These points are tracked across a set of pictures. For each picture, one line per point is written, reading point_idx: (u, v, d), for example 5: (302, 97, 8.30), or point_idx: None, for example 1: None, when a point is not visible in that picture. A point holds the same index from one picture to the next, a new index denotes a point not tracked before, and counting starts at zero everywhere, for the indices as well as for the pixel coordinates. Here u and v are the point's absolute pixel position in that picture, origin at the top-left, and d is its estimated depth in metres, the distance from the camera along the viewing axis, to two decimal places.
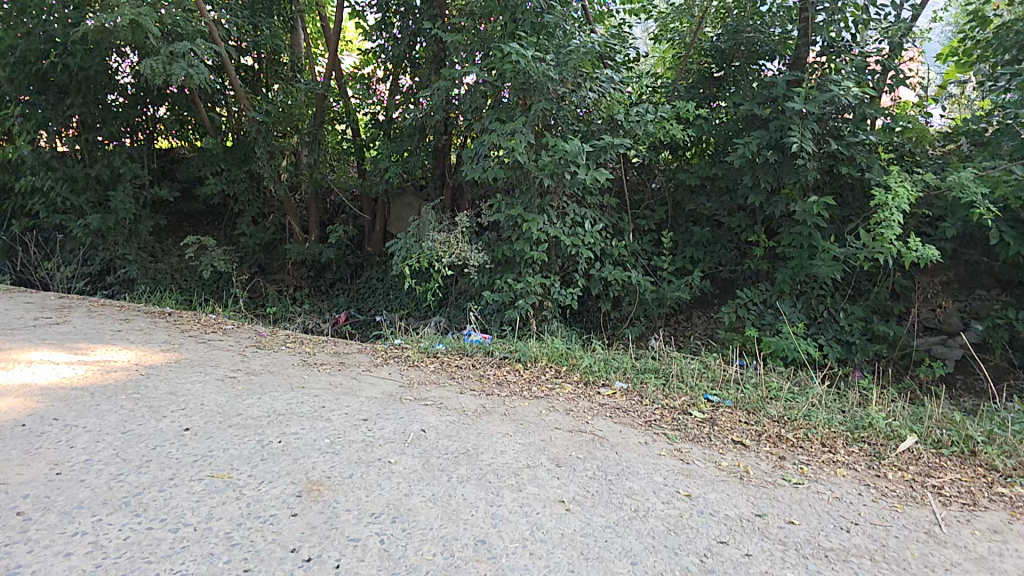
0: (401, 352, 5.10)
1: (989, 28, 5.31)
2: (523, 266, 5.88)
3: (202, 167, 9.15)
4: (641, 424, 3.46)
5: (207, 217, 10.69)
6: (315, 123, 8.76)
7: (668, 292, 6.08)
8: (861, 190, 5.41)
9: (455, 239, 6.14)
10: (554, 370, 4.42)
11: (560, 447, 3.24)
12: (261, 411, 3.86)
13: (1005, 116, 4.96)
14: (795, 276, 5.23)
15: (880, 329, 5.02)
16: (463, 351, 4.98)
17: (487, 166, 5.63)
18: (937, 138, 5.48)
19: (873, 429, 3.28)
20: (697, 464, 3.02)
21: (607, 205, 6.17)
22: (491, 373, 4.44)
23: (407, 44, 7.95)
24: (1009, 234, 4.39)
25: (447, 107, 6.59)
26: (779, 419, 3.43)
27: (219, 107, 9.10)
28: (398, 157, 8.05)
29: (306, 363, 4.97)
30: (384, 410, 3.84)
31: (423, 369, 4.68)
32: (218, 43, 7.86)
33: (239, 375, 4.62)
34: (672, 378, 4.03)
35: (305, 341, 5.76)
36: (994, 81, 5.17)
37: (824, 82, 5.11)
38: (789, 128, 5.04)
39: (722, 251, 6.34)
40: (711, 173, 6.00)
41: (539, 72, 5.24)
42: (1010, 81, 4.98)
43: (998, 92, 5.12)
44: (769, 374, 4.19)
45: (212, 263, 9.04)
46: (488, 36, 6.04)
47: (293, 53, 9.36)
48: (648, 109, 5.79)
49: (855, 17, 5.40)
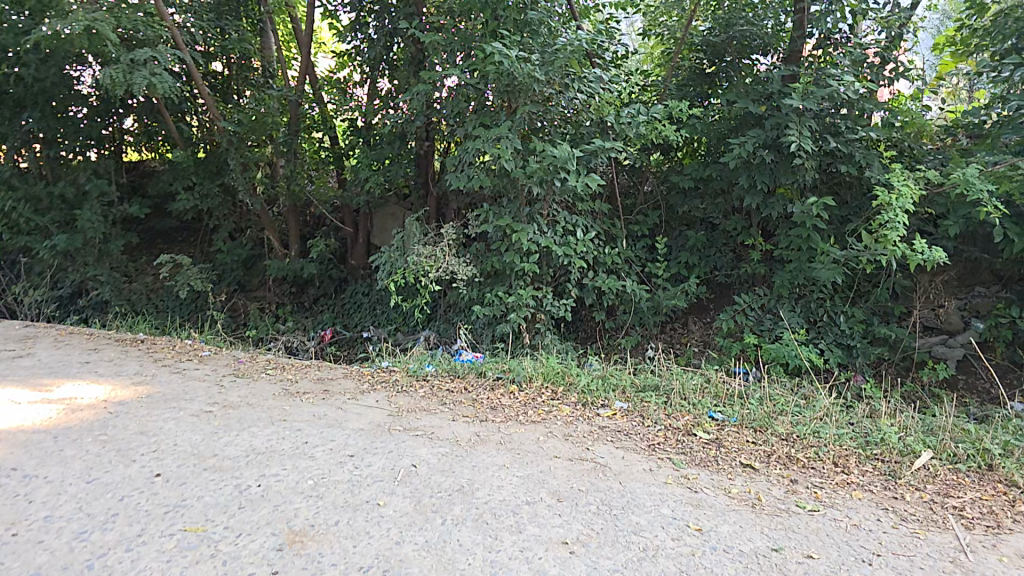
0: (389, 376, 4.88)
1: (985, 16, 5.25)
2: (513, 278, 5.68)
3: (173, 181, 8.88)
4: (645, 448, 3.26)
5: (183, 233, 10.46)
6: (291, 131, 8.53)
7: (663, 299, 5.92)
8: (859, 189, 5.30)
9: (441, 252, 5.92)
10: (551, 390, 4.22)
11: (560, 479, 3.02)
12: (238, 451, 3.66)
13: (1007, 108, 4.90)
14: (793, 280, 5.12)
15: (881, 331, 4.91)
16: (453, 373, 4.76)
17: (472, 174, 5.42)
18: (937, 131, 5.39)
19: (887, 445, 3.00)
20: (705, 493, 2.77)
21: (598, 211, 6.00)
22: (484, 396, 4.22)
23: (384, 46, 7.74)
24: (1014, 230, 4.27)
25: (430, 112, 6.35)
26: (788, 437, 3.19)
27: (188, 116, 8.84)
28: (379, 166, 7.77)
29: (289, 393, 4.74)
30: (371, 444, 3.63)
31: (413, 394, 4.45)
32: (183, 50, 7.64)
33: (216, 410, 4.41)
34: (675, 395, 3.85)
35: (287, 367, 5.53)
36: (997, 71, 5.10)
37: (823, 76, 5.01)
38: (787, 126, 4.93)
39: (717, 254, 6.20)
40: (705, 175, 5.87)
41: (524, 74, 5.05)
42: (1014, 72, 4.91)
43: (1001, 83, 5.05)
44: (773, 386, 4.03)
45: (188, 283, 8.74)
46: (468, 38, 5.85)
47: (265, 58, 9.11)
48: (639, 110, 5.61)
49: (853, 8, 5.36)
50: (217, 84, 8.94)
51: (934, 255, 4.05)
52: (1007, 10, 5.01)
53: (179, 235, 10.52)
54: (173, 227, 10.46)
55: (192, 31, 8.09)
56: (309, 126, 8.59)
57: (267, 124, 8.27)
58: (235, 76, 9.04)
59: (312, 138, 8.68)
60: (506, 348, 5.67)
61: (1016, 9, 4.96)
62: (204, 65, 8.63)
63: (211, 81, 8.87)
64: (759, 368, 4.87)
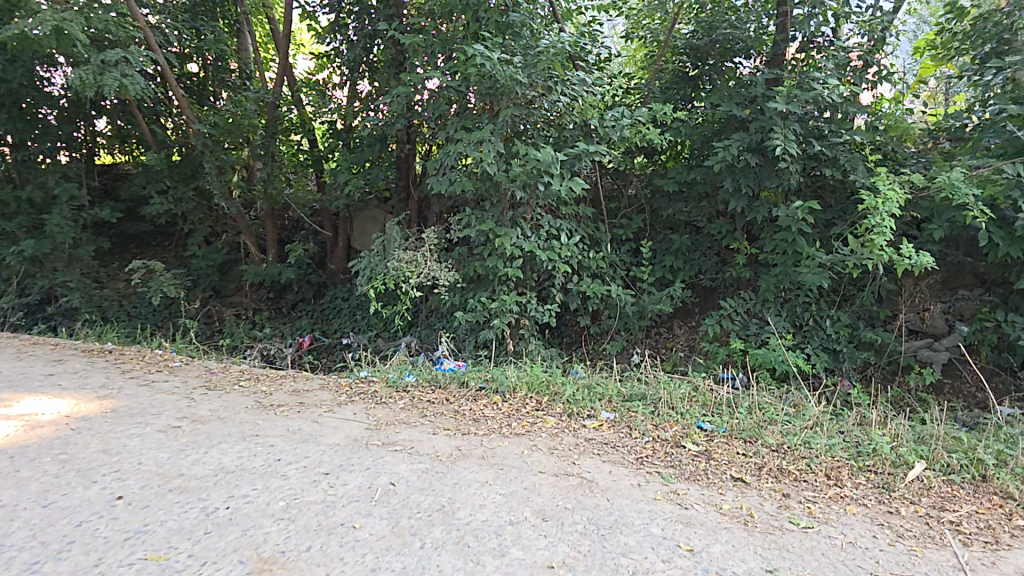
0: (368, 387, 4.71)
1: (965, 20, 5.26)
2: (496, 283, 5.56)
3: (145, 185, 8.53)
4: (633, 461, 3.14)
5: (156, 237, 10.22)
6: (268, 133, 8.29)
7: (649, 304, 5.82)
8: (843, 192, 5.28)
9: (422, 257, 5.77)
10: (535, 400, 4.09)
11: (545, 497, 2.89)
12: (207, 470, 3.48)
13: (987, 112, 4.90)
14: (779, 284, 5.07)
15: (867, 335, 4.87)
16: (435, 383, 4.60)
17: (454, 178, 5.28)
18: (919, 135, 5.38)
19: (879, 456, 2.90)
20: (696, 509, 2.65)
21: (583, 215, 5.91)
22: (467, 408, 4.08)
23: (363, 47, 7.56)
24: (999, 234, 4.26)
25: (410, 115, 6.21)
26: (779, 448, 3.08)
27: (162, 118, 8.60)
28: (358, 169, 7.58)
29: (262, 406, 4.55)
30: (347, 461, 3.47)
31: (392, 406, 4.29)
32: (157, 50, 7.46)
33: (185, 425, 4.22)
34: (663, 404, 3.74)
35: (261, 378, 5.34)
36: (979, 74, 5.04)
37: (806, 80, 4.99)
38: (771, 129, 4.89)
39: (702, 258, 6.14)
40: (689, 178, 5.81)
41: (506, 76, 4.94)
42: (996, 76, 4.90)
43: (984, 86, 4.98)
44: (762, 393, 3.95)
45: (161, 289, 8.46)
46: (448, 39, 5.72)
47: (242, 59, 8.92)
48: (623, 113, 5.52)
49: (835, 11, 5.27)
50: (192, 86, 8.66)
51: (922, 260, 4.00)
52: (987, 13, 5.03)
53: (153, 240, 10.24)
54: (146, 232, 10.18)
55: (167, 32, 7.87)
56: (286, 128, 8.39)
57: (244, 126, 8.15)
58: (212, 78, 8.79)
59: (290, 140, 8.48)
60: (489, 355, 5.53)
61: (996, 12, 4.98)
62: (178, 67, 8.38)
63: (186, 82, 8.61)
64: (746, 374, 4.84)
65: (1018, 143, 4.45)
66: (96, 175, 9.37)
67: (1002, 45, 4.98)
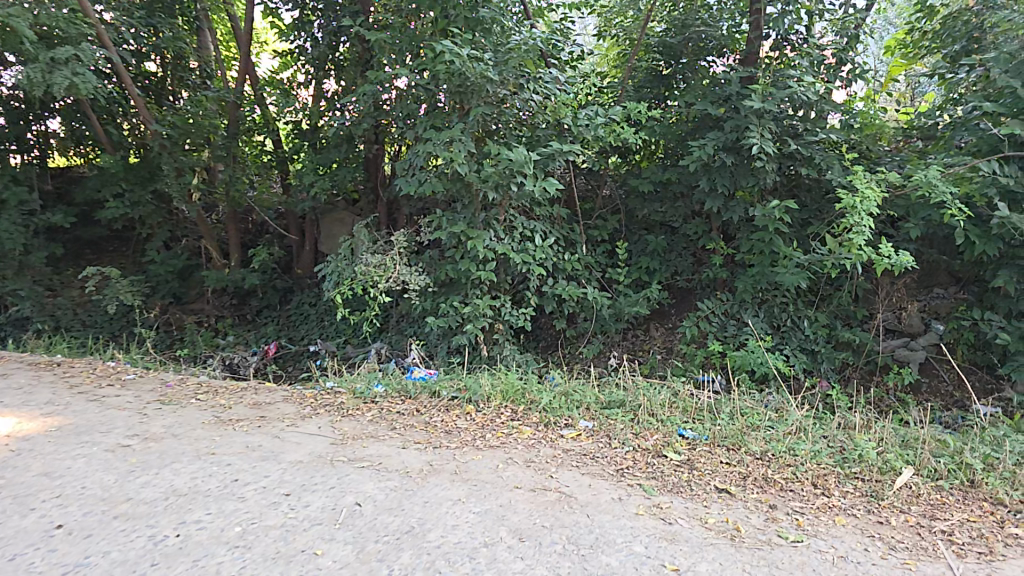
0: (334, 398, 4.47)
1: (934, 19, 5.30)
2: (469, 287, 5.39)
3: (99, 188, 8.08)
4: (613, 474, 2.98)
5: (114, 243, 9.76)
6: (230, 134, 7.95)
7: (625, 306, 5.70)
8: (819, 191, 5.24)
9: (391, 260, 5.54)
10: (510, 410, 3.90)
11: (521, 515, 2.69)
12: (157, 494, 3.21)
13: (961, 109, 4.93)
14: (757, 284, 5.02)
15: (845, 335, 4.84)
16: (405, 393, 4.38)
17: (424, 178, 5.07)
18: (893, 133, 5.40)
19: (866, 462, 2.81)
20: (680, 524, 2.48)
21: (557, 216, 5.76)
22: (438, 419, 3.88)
23: (328, 45, 7.31)
24: (974, 232, 4.25)
25: (378, 114, 5.99)
26: (764, 456, 2.96)
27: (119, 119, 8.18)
28: (325, 170, 7.26)
29: (219, 421, 4.28)
30: (310, 480, 3.24)
31: (360, 418, 4.07)
32: (111, 49, 7.06)
33: (135, 444, 3.92)
34: (642, 411, 3.60)
35: (220, 391, 5.05)
36: (953, 71, 5.11)
37: (780, 78, 4.95)
38: (747, 127, 4.82)
39: (678, 259, 6.05)
40: (664, 178, 5.71)
41: (477, 73, 4.76)
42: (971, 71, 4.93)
43: (958, 83, 5.04)
44: (744, 398, 3.84)
45: (116, 297, 8.04)
46: (416, 36, 5.53)
47: (202, 57, 8.52)
48: (597, 112, 5.38)
49: (808, 9, 5.27)
50: (150, 86, 8.26)
51: (901, 259, 3.95)
52: (955, 12, 5.07)
53: (110, 246, 9.76)
54: (102, 237, 9.71)
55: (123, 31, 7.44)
56: (248, 130, 8.05)
57: (203, 127, 7.68)
58: (171, 77, 8.38)
59: (253, 142, 8.17)
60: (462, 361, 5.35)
61: (965, 11, 5.02)
62: (136, 66, 7.96)
63: (144, 82, 8.20)
64: (725, 376, 4.78)
65: (991, 141, 4.46)
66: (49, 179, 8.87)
67: (972, 43, 5.03)
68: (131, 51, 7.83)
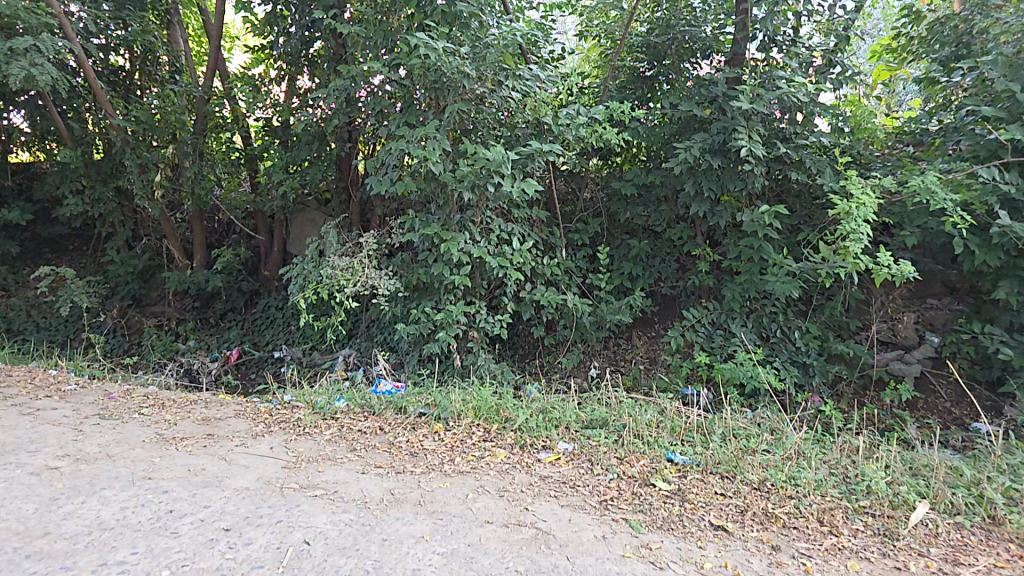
0: (291, 414, 4.08)
1: (920, 24, 5.12)
2: (442, 292, 5.05)
3: (58, 184, 7.70)
4: (596, 507, 2.65)
5: (74, 241, 9.21)
6: (197, 131, 7.46)
7: (607, 314, 5.39)
8: (809, 196, 5.01)
9: (359, 264, 5.19)
10: (482, 430, 3.55)
11: (493, 557, 2.33)
12: (80, 526, 2.77)
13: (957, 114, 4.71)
14: (745, 293, 4.79)
15: (837, 347, 4.62)
16: (368, 409, 4.01)
17: (396, 178, 4.74)
18: (885, 139, 5.18)
19: (874, 495, 2.54)
20: (672, 570, 2.16)
21: (537, 219, 5.44)
22: (403, 440, 3.52)
23: (301, 40, 6.86)
24: (975, 241, 4.06)
25: (350, 111, 5.59)
26: (761, 486, 2.68)
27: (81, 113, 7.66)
28: (296, 168, 6.87)
29: (162, 439, 3.87)
30: (255, 513, 2.85)
31: (317, 438, 3.69)
32: (74, 41, 6.59)
33: (65, 466, 3.48)
34: (627, 432, 3.28)
35: (168, 404, 4.63)
36: (947, 75, 4.90)
37: (770, 78, 4.69)
38: (735, 129, 4.56)
39: (663, 265, 5.75)
40: (648, 181, 5.43)
41: (452, 68, 4.43)
42: (967, 74, 4.71)
43: (952, 88, 4.83)
44: (736, 417, 3.55)
45: (71, 299, 7.66)
46: (390, 30, 5.08)
47: (171, 51, 7.92)
48: (579, 111, 5.09)
49: (796, 9, 4.88)
50: (116, 81, 7.80)
51: (901, 268, 3.66)
52: (943, 17, 4.88)
53: (69, 244, 9.19)
54: (60, 235, 9.12)
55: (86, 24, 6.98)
56: (217, 125, 7.52)
57: (169, 122, 7.20)
58: (138, 72, 7.89)
59: (222, 138, 7.67)
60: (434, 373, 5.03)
61: (953, 16, 4.83)
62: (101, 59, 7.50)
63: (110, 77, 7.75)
64: (710, 392, 4.59)
65: (990, 146, 4.28)
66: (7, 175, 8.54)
67: (963, 48, 4.82)
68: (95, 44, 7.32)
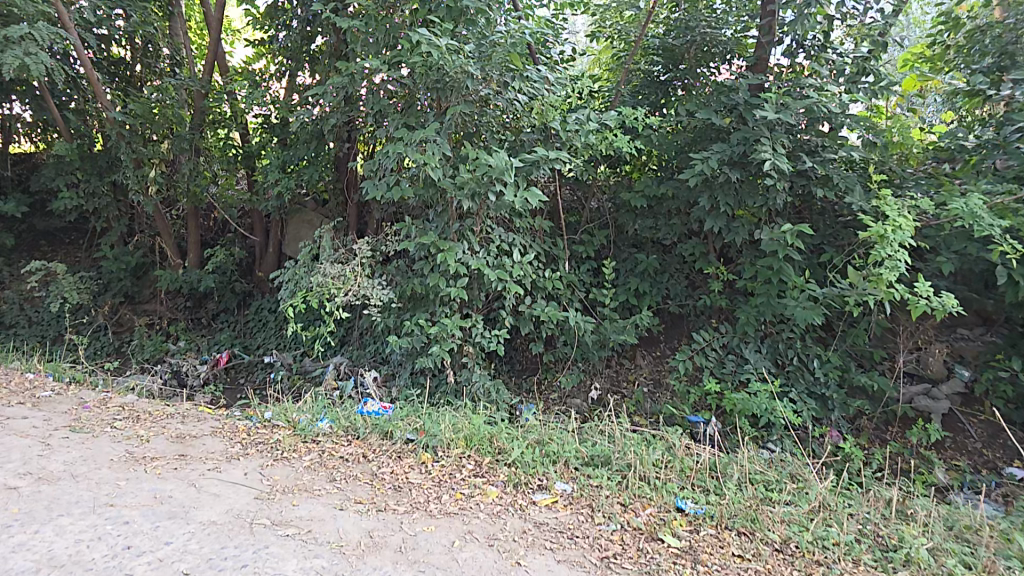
0: (268, 436, 3.69)
1: (958, 32, 4.87)
2: (437, 304, 4.76)
3: (51, 177, 7.35)
4: (598, 565, 2.32)
5: (71, 234, 8.96)
6: (195, 127, 7.21)
7: (611, 332, 5.07)
8: (833, 215, 4.74)
9: (351, 272, 4.90)
10: (474, 462, 3.24)
11: None
12: (24, 562, 2.35)
13: (1005, 126, 4.46)
14: (761, 317, 4.51)
15: (859, 380, 4.33)
16: (352, 433, 3.68)
17: (392, 183, 4.44)
18: (929, 155, 4.74)
19: (917, 566, 2.25)
20: None
21: (540, 229, 5.14)
22: (387, 471, 3.18)
23: (302, 35, 6.62)
24: (1020, 271, 3.80)
25: (350, 111, 5.30)
26: (784, 547, 2.39)
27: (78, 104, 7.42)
28: (292, 168, 6.64)
29: (131, 459, 3.42)
30: (224, 554, 2.44)
31: (296, 464, 3.32)
32: (72, 31, 6.35)
33: (24, 486, 3.02)
34: (632, 473, 2.98)
35: (142, 416, 4.17)
36: (995, 88, 4.63)
37: (802, 86, 4.47)
38: (758, 141, 4.27)
39: (672, 281, 5.43)
40: (659, 192, 5.13)
41: (455, 67, 4.14)
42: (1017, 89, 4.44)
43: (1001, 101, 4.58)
44: (752, 458, 3.25)
45: (61, 295, 7.41)
46: (393, 26, 4.78)
47: (173, 44, 7.63)
48: (588, 117, 4.82)
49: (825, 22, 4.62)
50: (116, 73, 7.58)
51: (944, 301, 3.33)
52: (984, 25, 4.62)
53: (67, 237, 8.91)
54: (58, 228, 8.86)
55: (87, 13, 6.74)
56: (214, 122, 7.28)
57: (163, 117, 6.97)
58: (140, 63, 7.67)
59: (219, 134, 7.37)
60: (427, 393, 4.75)
61: (996, 25, 4.57)
62: (99, 50, 7.26)
63: (109, 69, 7.52)
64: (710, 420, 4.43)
65: None
66: (7, 164, 8.36)
67: (1007, 59, 4.57)
68: (97, 34, 7.11)
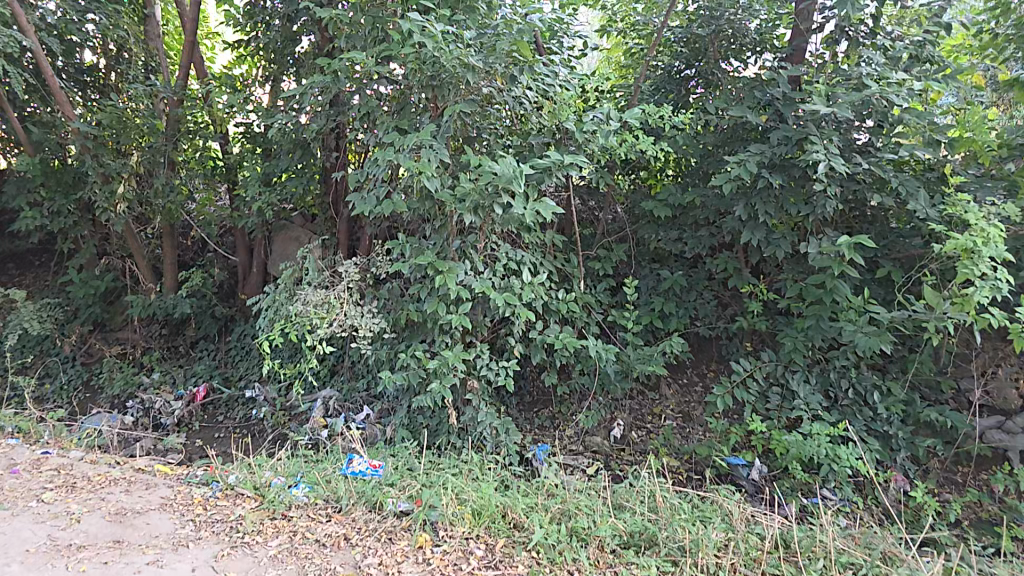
0: (229, 512, 2.95)
1: (1008, 19, 4.23)
2: (437, 333, 4.10)
3: (13, 196, 6.63)
4: None
5: (39, 257, 8.17)
6: (168, 137, 6.40)
7: (635, 362, 4.42)
8: (886, 224, 4.20)
9: (336, 298, 4.24)
10: (483, 547, 2.58)
11: None
12: None
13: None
14: (811, 343, 4.07)
15: (928, 416, 3.90)
16: (334, 503, 2.99)
17: (382, 195, 3.77)
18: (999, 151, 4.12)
19: None
20: None
21: (551, 244, 4.50)
22: (373, 562, 2.51)
23: (284, 34, 5.95)
24: None
25: (336, 114, 4.61)
26: None
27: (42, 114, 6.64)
28: (273, 181, 6.00)
29: (54, 550, 2.62)
30: None
31: (258, 552, 2.61)
32: (30, 34, 5.63)
33: None
34: (688, 563, 2.43)
35: (78, 485, 3.32)
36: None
37: (857, 76, 3.81)
38: (807, 140, 3.68)
39: (701, 300, 4.79)
40: (685, 201, 4.48)
41: (453, 60, 3.52)
42: None
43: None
44: (836, 539, 2.68)
45: (22, 325, 6.63)
46: (383, 16, 4.03)
47: (152, 52, 6.92)
48: (607, 114, 4.15)
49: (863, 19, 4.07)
50: (92, 81, 6.80)
51: None
52: None
53: (35, 260, 8.14)
54: (26, 249, 8.11)
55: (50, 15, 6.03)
56: (190, 131, 6.42)
57: (132, 126, 6.24)
58: (114, 72, 6.85)
59: (195, 144, 6.50)
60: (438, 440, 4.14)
61: None
62: (66, 56, 6.46)
63: (81, 76, 6.73)
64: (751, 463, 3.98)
65: None
66: None
67: None
68: (66, 41, 6.41)
